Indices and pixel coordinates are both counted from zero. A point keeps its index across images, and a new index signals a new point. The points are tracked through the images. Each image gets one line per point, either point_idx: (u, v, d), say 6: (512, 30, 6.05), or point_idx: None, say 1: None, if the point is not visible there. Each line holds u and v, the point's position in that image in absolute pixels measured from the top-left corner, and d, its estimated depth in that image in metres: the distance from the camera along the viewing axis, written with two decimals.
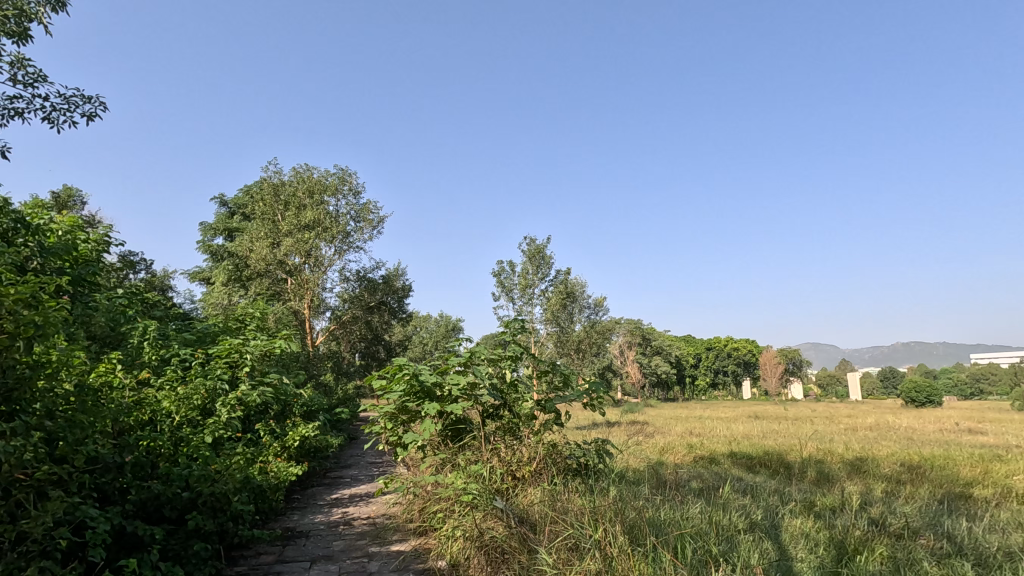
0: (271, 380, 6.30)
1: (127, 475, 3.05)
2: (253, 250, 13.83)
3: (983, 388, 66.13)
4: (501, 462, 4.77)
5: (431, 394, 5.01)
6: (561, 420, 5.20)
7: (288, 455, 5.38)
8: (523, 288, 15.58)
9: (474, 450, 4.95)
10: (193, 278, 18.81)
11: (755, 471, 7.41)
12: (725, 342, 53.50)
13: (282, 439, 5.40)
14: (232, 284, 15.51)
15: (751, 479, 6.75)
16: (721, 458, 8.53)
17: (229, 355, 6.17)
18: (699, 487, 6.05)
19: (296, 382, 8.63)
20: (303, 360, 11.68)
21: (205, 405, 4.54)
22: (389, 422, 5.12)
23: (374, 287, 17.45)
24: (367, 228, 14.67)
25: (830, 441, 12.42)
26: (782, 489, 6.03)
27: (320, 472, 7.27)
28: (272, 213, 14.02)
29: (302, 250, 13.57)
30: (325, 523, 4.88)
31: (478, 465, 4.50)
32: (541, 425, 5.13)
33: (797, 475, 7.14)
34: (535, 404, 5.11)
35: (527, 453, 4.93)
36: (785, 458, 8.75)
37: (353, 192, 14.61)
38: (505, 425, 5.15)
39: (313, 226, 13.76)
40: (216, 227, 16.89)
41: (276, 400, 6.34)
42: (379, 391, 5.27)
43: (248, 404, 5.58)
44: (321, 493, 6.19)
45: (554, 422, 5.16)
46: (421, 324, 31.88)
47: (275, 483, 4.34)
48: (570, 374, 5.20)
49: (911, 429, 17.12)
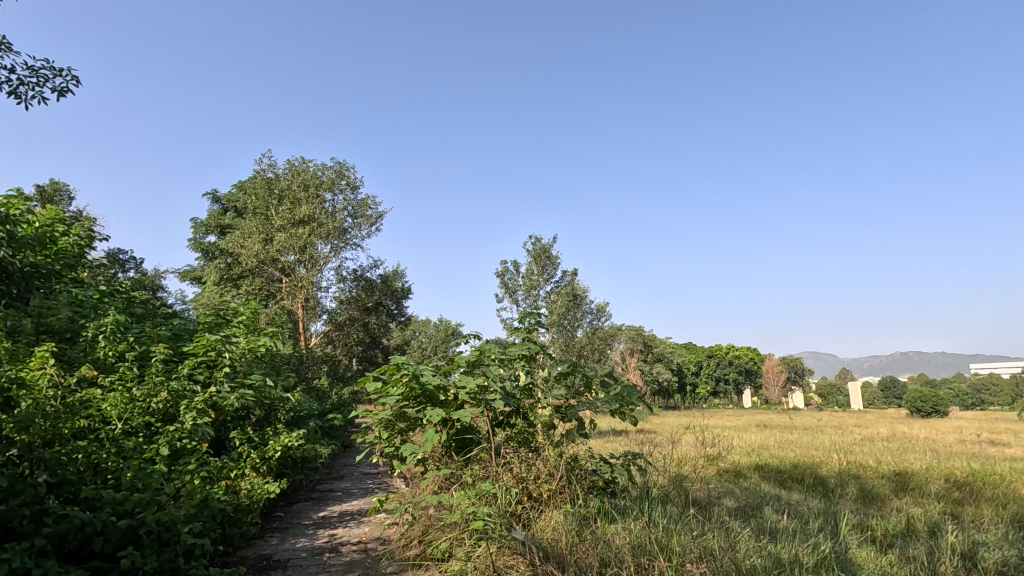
0: (253, 382, 5.62)
1: (43, 501, 2.39)
2: (244, 246, 13.13)
3: (987, 398, 65.46)
4: (517, 480, 4.06)
5: (433, 399, 4.34)
6: (584, 430, 4.47)
7: (269, 469, 4.68)
8: (528, 289, 14.88)
9: (484, 465, 4.26)
10: (183, 277, 18.01)
11: (790, 488, 6.73)
12: (727, 350, 52.83)
13: (262, 449, 4.70)
14: (223, 284, 14.74)
15: (789, 497, 6.05)
16: (748, 472, 7.84)
17: (204, 355, 5.49)
18: (735, 507, 5.36)
19: (285, 386, 7.95)
20: (295, 362, 10.99)
21: (166, 409, 3.85)
22: (384, 431, 4.43)
23: (372, 287, 16.71)
24: (365, 224, 14.01)
25: (854, 453, 11.72)
26: (830, 510, 5.34)
27: (309, 486, 6.53)
28: (265, 207, 13.36)
29: (294, 246, 12.83)
30: (308, 550, 4.15)
31: (490, 483, 3.80)
32: (561, 436, 4.42)
33: (837, 492, 6.45)
34: (554, 412, 4.41)
35: (546, 468, 4.20)
36: (817, 472, 8.05)
37: (351, 187, 13.97)
38: (518, 435, 4.46)
39: (308, 221, 13.10)
40: (208, 224, 16.20)
41: (257, 404, 5.67)
42: (374, 394, 4.59)
43: (224, 410, 4.90)
44: (308, 512, 5.46)
45: (576, 432, 4.44)
46: (419, 328, 31.02)
47: (246, 505, 3.64)
48: (595, 376, 4.48)
49: (933, 440, 16.35)
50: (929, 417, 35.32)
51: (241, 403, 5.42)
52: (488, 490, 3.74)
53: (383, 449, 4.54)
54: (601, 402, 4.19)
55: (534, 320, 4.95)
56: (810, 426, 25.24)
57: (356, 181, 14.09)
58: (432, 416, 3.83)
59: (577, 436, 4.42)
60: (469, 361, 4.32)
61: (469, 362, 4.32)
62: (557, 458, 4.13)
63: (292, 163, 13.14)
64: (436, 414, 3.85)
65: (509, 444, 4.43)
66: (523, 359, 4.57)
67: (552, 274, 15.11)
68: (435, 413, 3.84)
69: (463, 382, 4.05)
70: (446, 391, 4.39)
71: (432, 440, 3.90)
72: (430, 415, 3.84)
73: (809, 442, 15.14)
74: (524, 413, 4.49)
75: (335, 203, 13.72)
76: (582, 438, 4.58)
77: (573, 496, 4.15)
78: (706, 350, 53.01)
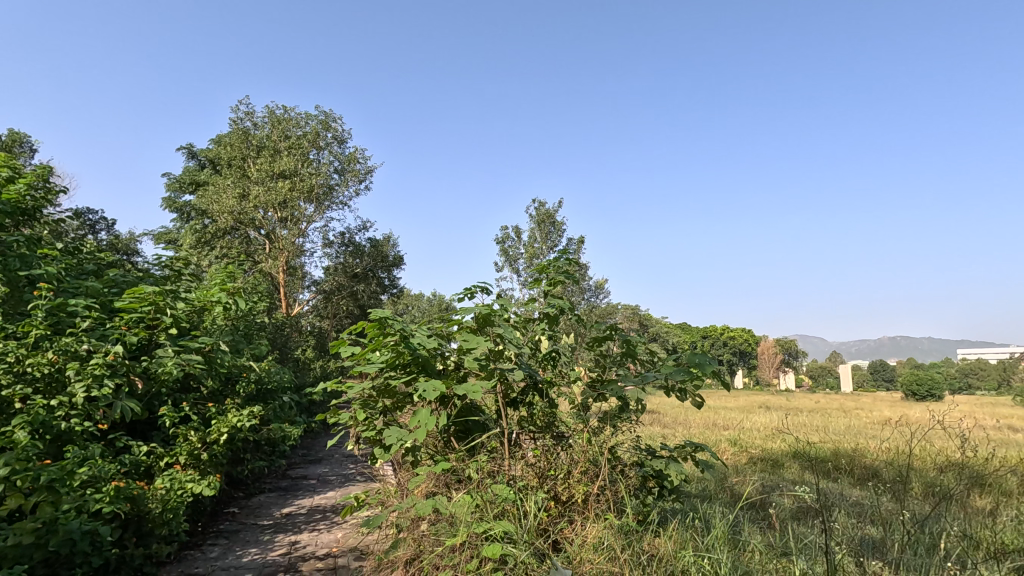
0: (201, 345, 4.51)
1: None
2: (217, 201, 11.85)
3: (978, 383, 65.71)
4: (539, 479, 3.00)
5: (430, 368, 3.26)
6: (630, 411, 3.33)
7: (211, 456, 3.61)
8: (529, 257, 13.73)
9: (495, 458, 3.18)
10: (156, 240, 16.60)
11: (841, 480, 5.78)
12: (722, 331, 52.53)
13: (201, 427, 3.61)
14: (198, 247, 13.40)
15: (852, 494, 5.07)
16: (786, 460, 6.86)
17: (137, 312, 4.45)
18: (794, 507, 4.40)
19: (255, 355, 6.85)
20: (272, 331, 9.84)
21: (52, 376, 2.78)
22: (362, 413, 3.28)
23: (361, 254, 15.53)
24: (352, 181, 12.76)
25: (880, 438, 10.85)
26: (913, 513, 4.35)
27: (276, 474, 5.47)
28: (241, 156, 12.09)
29: (273, 202, 11.59)
30: (256, 568, 3.06)
31: (505, 489, 2.74)
32: (601, 418, 3.30)
33: (902, 489, 5.47)
34: (587, 387, 3.40)
35: (580, 465, 3.08)
36: (860, 460, 7.10)
37: (338, 139, 12.68)
38: (542, 419, 3.40)
39: (289, 175, 11.84)
40: (182, 181, 14.80)
41: (208, 374, 4.59)
42: (351, 362, 3.49)
43: (157, 381, 3.83)
44: (270, 508, 4.40)
45: (620, 414, 3.33)
46: (412, 301, 29.84)
47: (153, 513, 2.53)
48: (639, 343, 3.45)
49: (950, 425, 15.49)
50: (928, 400, 34.87)
51: (184, 371, 4.31)
52: (508, 496, 2.71)
53: (359, 434, 3.40)
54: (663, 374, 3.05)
55: (563, 273, 3.69)
56: (814, 408, 24.49)
57: (343, 134, 12.83)
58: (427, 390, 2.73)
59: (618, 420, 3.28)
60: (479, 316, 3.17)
61: (478, 318, 3.18)
62: (596, 445, 3.04)
63: (271, 110, 11.86)
64: (433, 387, 2.75)
65: (526, 428, 3.38)
66: (545, 320, 3.62)
67: (556, 242, 13.99)
68: (433, 387, 2.74)
69: (467, 342, 2.96)
70: (446, 358, 3.36)
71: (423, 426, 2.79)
72: (422, 389, 2.73)
73: (823, 426, 14.26)
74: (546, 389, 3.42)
75: (320, 157, 12.48)
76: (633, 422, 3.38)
77: (616, 502, 3.07)
78: (701, 331, 52.53)
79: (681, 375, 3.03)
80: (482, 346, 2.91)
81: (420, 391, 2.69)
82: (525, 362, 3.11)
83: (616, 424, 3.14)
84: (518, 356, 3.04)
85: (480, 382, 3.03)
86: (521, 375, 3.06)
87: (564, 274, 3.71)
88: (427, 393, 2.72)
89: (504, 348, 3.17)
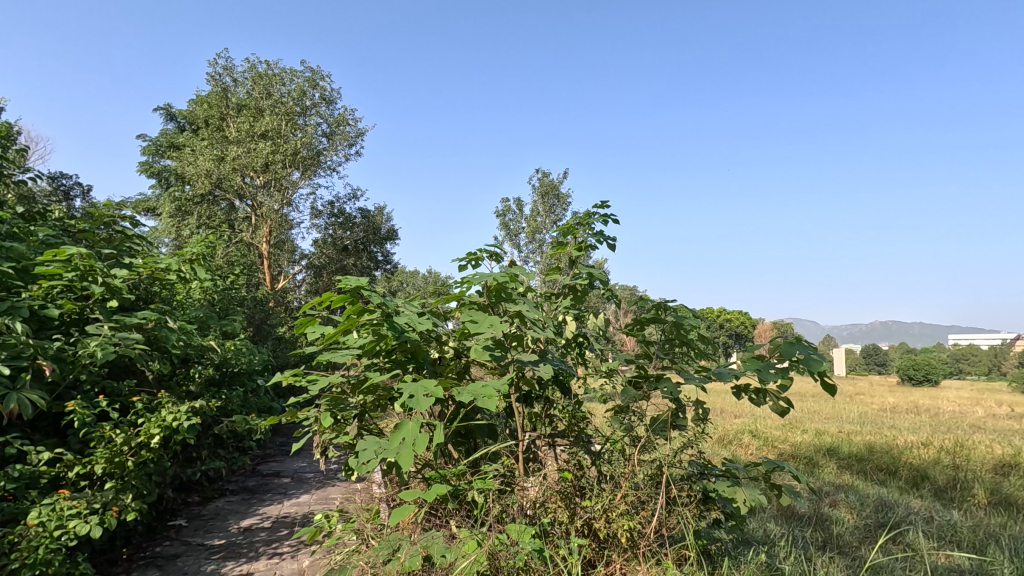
0: (143, 321, 3.66)
1: None
2: (194, 164, 10.87)
3: (972, 369, 65.84)
4: (569, 511, 2.25)
5: (422, 356, 2.51)
6: (689, 418, 2.49)
7: (139, 465, 2.81)
8: (531, 232, 12.89)
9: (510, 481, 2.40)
10: (133, 206, 15.53)
11: (890, 485, 5.07)
12: (720, 314, 52.06)
13: (126, 427, 2.78)
14: (176, 216, 12.44)
15: (913, 505, 4.35)
16: (821, 458, 6.15)
17: (61, 279, 3.63)
18: (857, 525, 3.66)
19: (225, 332, 6.02)
20: (251, 308, 8.98)
21: None
22: (329, 416, 2.39)
23: (351, 225, 14.61)
24: (341, 144, 11.79)
25: (904, 429, 10.18)
26: (1001, 536, 3.62)
27: (244, 471, 4.71)
28: (220, 115, 11.09)
29: (254, 165, 10.63)
30: None
31: (530, 542, 1.96)
32: (649, 429, 2.49)
33: (964, 498, 4.75)
34: (626, 383, 2.63)
35: (626, 496, 2.28)
36: (902, 458, 6.39)
37: (327, 99, 11.67)
38: (567, 426, 2.64)
39: (271, 136, 10.86)
40: (160, 143, 13.71)
41: (152, 356, 3.76)
42: (321, 346, 2.67)
43: (73, 367, 3.00)
44: (228, 519, 3.63)
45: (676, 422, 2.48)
46: (407, 279, 28.98)
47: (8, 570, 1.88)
48: (689, 328, 2.69)
49: (965, 414, 14.90)
50: (928, 385, 34.57)
51: (120, 353, 3.48)
52: (531, 548, 1.95)
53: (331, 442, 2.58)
54: (740, 373, 2.22)
55: (596, 236, 2.84)
56: (813, 394, 24.07)
57: (331, 94, 11.84)
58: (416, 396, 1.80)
59: (669, 429, 2.46)
60: (488, 288, 2.31)
61: (492, 291, 2.33)
62: (644, 468, 2.21)
63: (252, 65, 10.83)
64: (427, 388, 1.86)
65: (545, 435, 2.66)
66: (570, 297, 2.84)
67: (560, 216, 13.14)
68: (428, 386, 1.87)
69: (472, 321, 2.12)
70: (443, 344, 2.60)
71: (410, 439, 1.82)
72: (410, 392, 1.83)
73: (835, 414, 13.64)
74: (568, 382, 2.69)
75: (306, 119, 11.49)
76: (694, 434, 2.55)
77: (672, 543, 2.31)
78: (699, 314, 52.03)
79: (771, 375, 2.13)
80: (498, 328, 2.05)
81: (404, 395, 1.79)
82: (553, 349, 2.29)
83: (675, 438, 2.26)
84: (542, 342, 2.20)
85: (492, 379, 2.21)
86: (547, 371, 2.25)
87: (597, 238, 2.86)
88: (416, 398, 1.79)
89: (524, 334, 2.34)
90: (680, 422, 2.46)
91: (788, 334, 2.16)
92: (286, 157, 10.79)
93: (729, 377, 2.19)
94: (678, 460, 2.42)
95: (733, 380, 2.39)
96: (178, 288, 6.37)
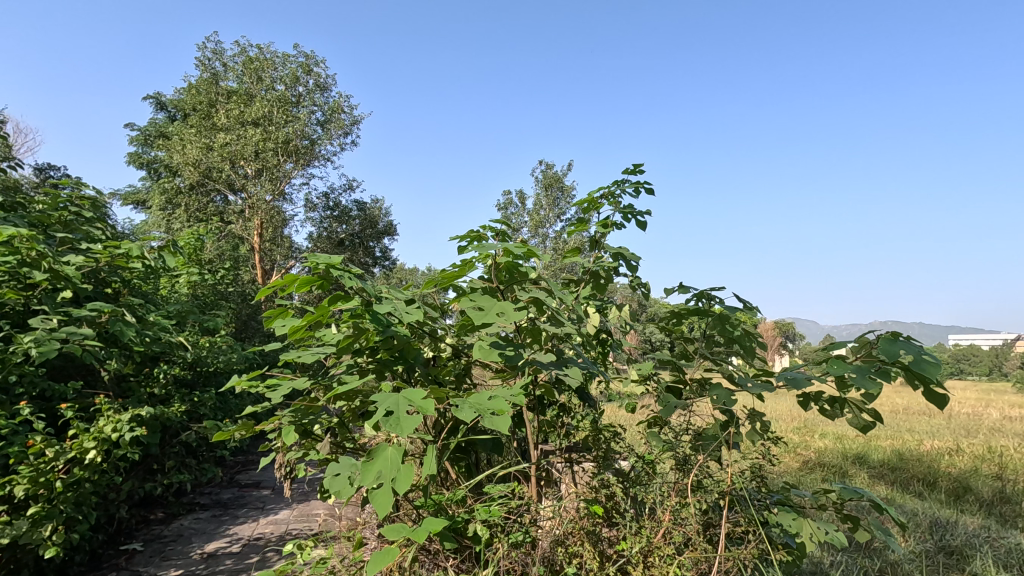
0: (93, 313, 3.17)
1: None
2: (182, 152, 10.43)
3: (974, 369, 65.45)
4: (598, 556, 1.77)
5: (413, 354, 2.05)
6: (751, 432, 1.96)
7: (73, 486, 2.33)
8: (533, 226, 12.41)
9: (526, 514, 1.90)
10: (124, 199, 15.13)
11: (934, 499, 4.60)
12: None
13: (57, 438, 2.30)
14: (167, 208, 12.02)
15: (967, 523, 3.88)
16: (850, 466, 5.69)
17: (0, 264, 3.15)
18: (915, 551, 3.19)
19: (205, 328, 5.57)
20: (239, 303, 8.53)
21: None
22: (293, 431, 1.87)
23: (348, 218, 14.15)
24: (336, 133, 11.31)
25: (924, 433, 9.73)
26: None
27: (220, 482, 4.24)
28: (210, 103, 10.67)
29: (244, 153, 10.17)
30: None
31: None
32: (697, 445, 1.99)
33: (1020, 514, 4.27)
34: (665, 388, 2.17)
35: (672, 536, 1.79)
36: (936, 466, 5.92)
37: (321, 85, 11.20)
38: (593, 443, 2.15)
39: (262, 123, 10.38)
40: (150, 134, 13.24)
41: (106, 352, 3.28)
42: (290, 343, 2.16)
43: (1, 367, 2.51)
44: (192, 543, 3.13)
45: (735, 437, 1.96)
46: (407, 278, 28.52)
47: None
48: (738, 321, 2.21)
49: (980, 416, 14.45)
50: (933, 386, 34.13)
51: (65, 351, 3.00)
52: None
53: (299, 462, 2.06)
54: (823, 377, 1.70)
55: (625, 210, 2.34)
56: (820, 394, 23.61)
57: (326, 80, 11.36)
58: (399, 418, 1.23)
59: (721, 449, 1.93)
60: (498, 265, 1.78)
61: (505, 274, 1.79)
62: (697, 503, 1.70)
63: (243, 49, 10.36)
64: (413, 402, 1.31)
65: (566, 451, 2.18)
66: (591, 284, 2.37)
67: (564, 209, 12.67)
68: (415, 396, 1.33)
69: (477, 309, 1.57)
70: (440, 341, 2.12)
71: (390, 471, 1.27)
72: (388, 409, 1.27)
73: None
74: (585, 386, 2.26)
75: (299, 106, 11.01)
76: (753, 452, 2.04)
77: None
78: None
79: (869, 382, 1.60)
80: (511, 317, 1.50)
81: (379, 414, 1.24)
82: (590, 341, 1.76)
83: (741, 463, 1.71)
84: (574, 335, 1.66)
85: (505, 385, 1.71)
86: (576, 376, 1.77)
87: (626, 213, 2.37)
88: (395, 421, 1.22)
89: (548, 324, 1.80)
90: (738, 439, 1.96)
91: (887, 331, 1.60)
92: (278, 145, 10.33)
93: (811, 387, 1.65)
94: (739, 487, 1.90)
95: (803, 387, 1.89)
96: (156, 280, 5.92)
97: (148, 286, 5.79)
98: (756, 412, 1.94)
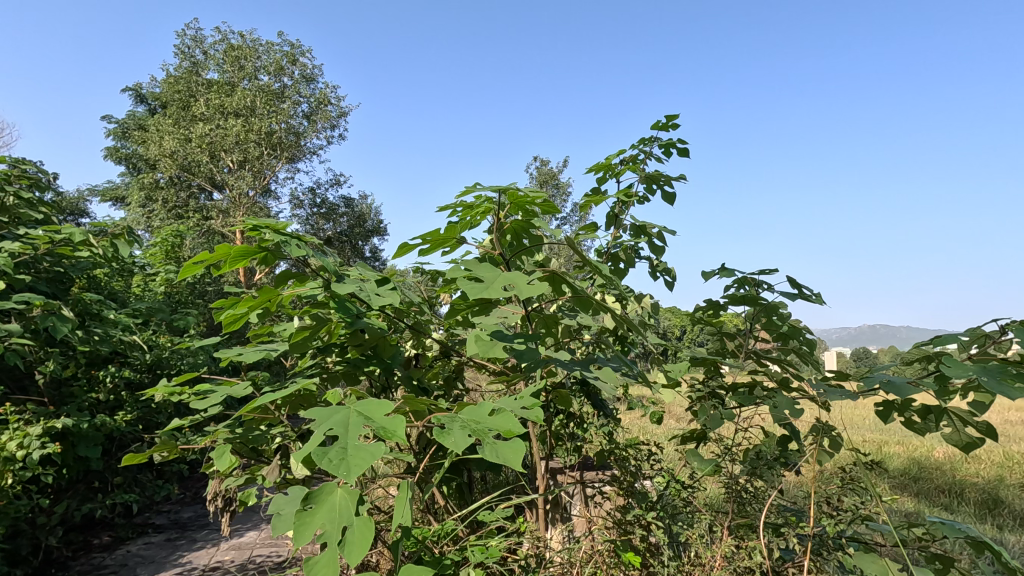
0: (21, 306, 2.72)
1: None
2: (159, 145, 9.95)
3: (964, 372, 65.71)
4: None
5: (390, 352, 1.64)
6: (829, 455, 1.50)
7: None
8: None
9: (534, 560, 1.47)
10: (102, 196, 14.58)
11: (968, 515, 4.21)
12: None
13: None
14: (145, 204, 11.51)
15: (1014, 543, 3.49)
16: (869, 476, 5.30)
17: None
18: None
19: (174, 328, 5.12)
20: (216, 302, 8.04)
21: None
22: (230, 455, 1.43)
23: (335, 216, 13.68)
24: (323, 125, 10.87)
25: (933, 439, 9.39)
26: None
27: (181, 498, 3.78)
28: (190, 96, 10.29)
29: (224, 145, 9.68)
30: None
31: None
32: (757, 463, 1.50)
33: None
34: (706, 395, 1.76)
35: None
36: (960, 475, 5.55)
37: (308, 76, 10.77)
38: (617, 464, 1.72)
39: (243, 114, 9.92)
40: (128, 127, 12.71)
41: (39, 350, 2.83)
42: (246, 338, 1.73)
43: None
44: (135, 575, 2.66)
45: (811, 457, 1.49)
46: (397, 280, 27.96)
47: None
48: (788, 314, 1.81)
49: (982, 420, 14.21)
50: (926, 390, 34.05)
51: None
52: None
53: (241, 493, 1.60)
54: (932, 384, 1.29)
55: (651, 177, 1.94)
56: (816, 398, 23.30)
57: (313, 71, 10.94)
58: (348, 453, 0.78)
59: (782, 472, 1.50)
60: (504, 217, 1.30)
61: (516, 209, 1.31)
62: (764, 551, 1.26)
63: (224, 36, 9.92)
64: (373, 420, 0.87)
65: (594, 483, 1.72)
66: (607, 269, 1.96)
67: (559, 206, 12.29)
68: (375, 412, 0.89)
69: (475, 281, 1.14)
70: (425, 335, 1.71)
71: (338, 524, 0.85)
72: (330, 431, 0.83)
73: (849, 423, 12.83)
74: (600, 392, 1.87)
75: (284, 97, 10.57)
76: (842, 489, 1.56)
77: None
78: None
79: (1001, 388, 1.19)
80: (523, 292, 1.04)
81: (313, 439, 0.80)
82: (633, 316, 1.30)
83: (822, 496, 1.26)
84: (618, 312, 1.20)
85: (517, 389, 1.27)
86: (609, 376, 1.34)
87: (652, 180, 1.96)
88: (338, 462, 0.77)
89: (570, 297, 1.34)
90: (803, 461, 1.53)
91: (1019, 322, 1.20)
92: (261, 137, 9.87)
93: (921, 395, 1.25)
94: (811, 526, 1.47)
95: (888, 395, 1.50)
96: (124, 276, 5.47)
97: (113, 282, 5.33)
98: (825, 423, 1.53)
